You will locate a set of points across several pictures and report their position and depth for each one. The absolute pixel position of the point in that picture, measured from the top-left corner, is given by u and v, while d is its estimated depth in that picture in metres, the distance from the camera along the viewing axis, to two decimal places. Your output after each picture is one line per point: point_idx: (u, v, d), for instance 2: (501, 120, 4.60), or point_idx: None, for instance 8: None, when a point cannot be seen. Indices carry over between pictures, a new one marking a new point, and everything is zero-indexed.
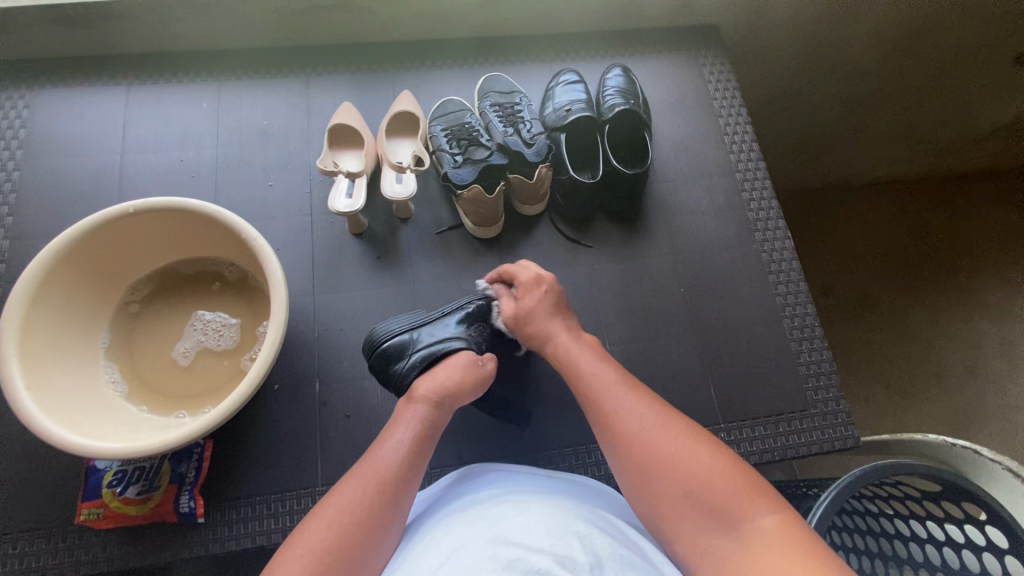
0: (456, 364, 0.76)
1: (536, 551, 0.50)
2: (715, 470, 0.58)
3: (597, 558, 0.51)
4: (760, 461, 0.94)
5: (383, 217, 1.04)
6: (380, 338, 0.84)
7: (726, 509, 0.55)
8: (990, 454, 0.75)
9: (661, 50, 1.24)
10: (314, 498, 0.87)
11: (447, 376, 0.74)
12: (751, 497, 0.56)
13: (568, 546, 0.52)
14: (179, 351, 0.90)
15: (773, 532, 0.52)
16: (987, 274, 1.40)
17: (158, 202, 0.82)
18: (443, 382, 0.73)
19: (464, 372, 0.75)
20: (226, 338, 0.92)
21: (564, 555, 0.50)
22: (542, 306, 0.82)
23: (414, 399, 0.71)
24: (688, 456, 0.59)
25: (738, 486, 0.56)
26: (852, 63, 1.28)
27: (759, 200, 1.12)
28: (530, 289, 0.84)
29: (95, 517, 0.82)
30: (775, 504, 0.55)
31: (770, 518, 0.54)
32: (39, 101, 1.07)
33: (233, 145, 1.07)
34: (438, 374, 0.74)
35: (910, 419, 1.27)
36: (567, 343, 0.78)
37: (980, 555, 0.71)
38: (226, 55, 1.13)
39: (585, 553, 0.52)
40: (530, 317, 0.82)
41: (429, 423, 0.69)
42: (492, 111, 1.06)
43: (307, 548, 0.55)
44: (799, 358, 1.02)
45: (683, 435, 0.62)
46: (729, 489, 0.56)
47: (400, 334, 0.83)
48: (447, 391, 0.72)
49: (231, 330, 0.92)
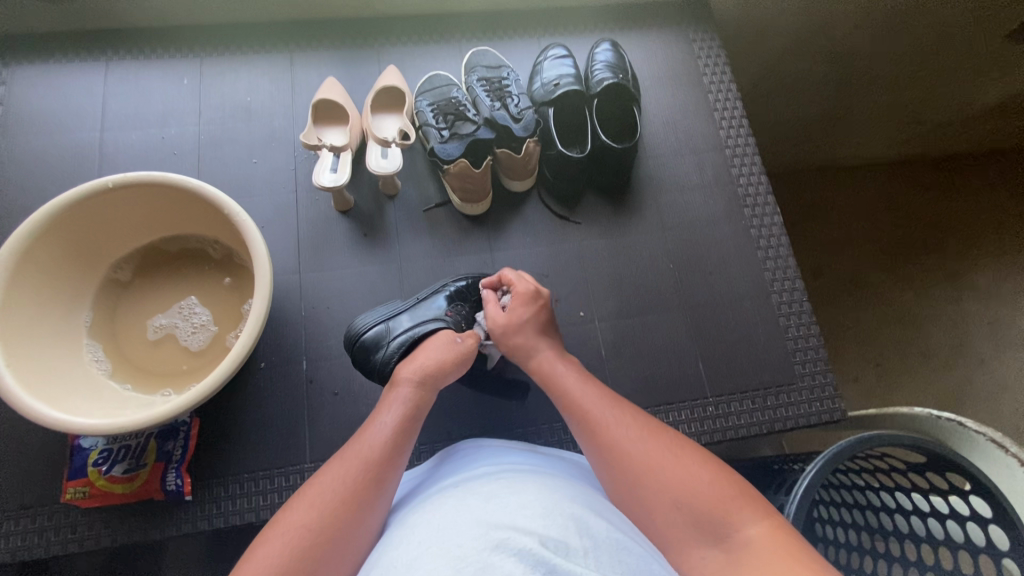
0: (436, 345, 0.76)
1: (525, 531, 0.50)
2: (703, 483, 0.57)
3: (590, 540, 0.51)
4: (748, 434, 0.95)
5: (370, 194, 1.03)
6: (357, 330, 0.83)
7: (712, 517, 0.55)
8: (975, 426, 0.73)
9: (652, 26, 1.23)
10: (302, 474, 0.87)
11: (428, 357, 0.74)
12: (738, 503, 0.55)
13: (559, 528, 0.52)
14: (155, 325, 0.90)
15: (760, 540, 0.51)
16: (975, 254, 1.40)
17: (137, 176, 0.80)
18: (426, 364, 0.73)
19: (445, 352, 0.75)
20: (204, 328, 0.90)
21: (555, 538, 0.50)
22: (530, 324, 0.81)
23: (398, 382, 0.71)
24: (676, 469, 0.59)
25: (726, 494, 0.56)
26: (844, 39, 1.26)
27: (749, 176, 1.12)
28: (523, 302, 0.82)
29: (80, 496, 0.81)
30: (762, 511, 0.54)
31: (758, 525, 0.53)
32: (17, 77, 1.05)
33: (216, 122, 1.05)
34: (418, 356, 0.74)
35: (897, 397, 1.28)
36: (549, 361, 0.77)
37: (964, 526, 0.72)
38: (207, 29, 1.11)
39: (578, 536, 0.51)
40: (517, 330, 0.81)
41: (414, 404, 0.69)
42: (480, 85, 1.04)
43: (291, 527, 0.55)
44: (788, 333, 1.02)
45: (672, 451, 0.62)
46: (716, 496, 0.56)
47: (377, 324, 0.82)
48: (431, 372, 0.72)
49: (205, 319, 0.91)
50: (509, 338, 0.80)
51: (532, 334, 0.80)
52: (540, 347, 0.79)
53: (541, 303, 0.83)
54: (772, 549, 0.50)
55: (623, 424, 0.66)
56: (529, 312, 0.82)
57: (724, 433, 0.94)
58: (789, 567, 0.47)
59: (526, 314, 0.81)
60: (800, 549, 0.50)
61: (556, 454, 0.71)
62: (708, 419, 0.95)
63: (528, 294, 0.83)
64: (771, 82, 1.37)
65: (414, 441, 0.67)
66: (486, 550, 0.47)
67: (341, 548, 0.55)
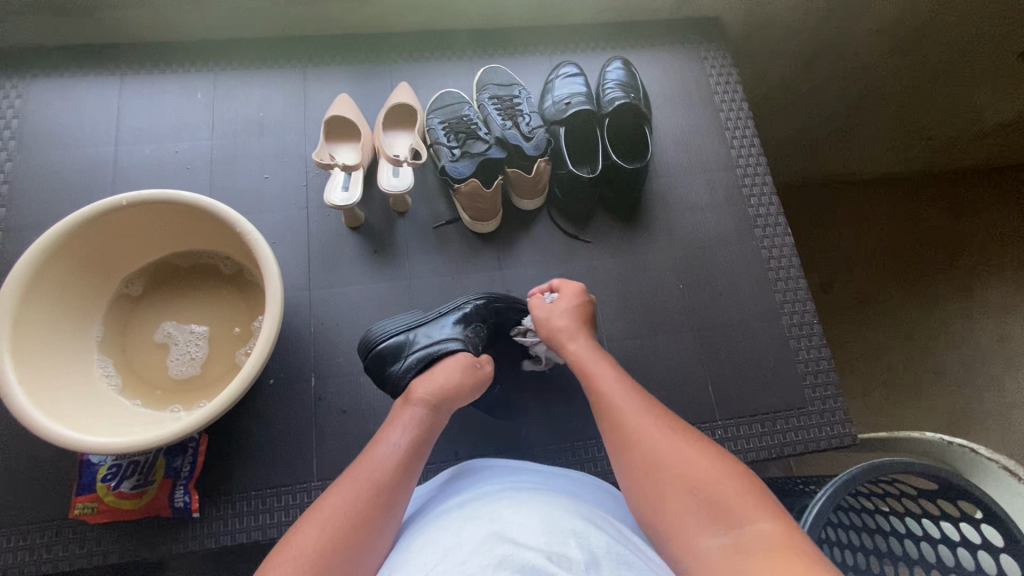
0: (451, 365, 0.76)
1: (530, 547, 0.50)
2: (720, 478, 0.57)
3: (591, 555, 0.51)
4: (757, 458, 0.94)
5: (380, 211, 1.03)
6: (375, 339, 0.83)
7: (727, 508, 0.54)
8: (988, 453, 0.73)
9: (661, 43, 1.23)
10: (309, 493, 0.87)
11: (442, 377, 0.74)
12: (751, 502, 0.54)
13: (562, 543, 0.51)
14: (163, 332, 0.90)
15: (773, 535, 0.51)
16: (987, 272, 1.39)
17: (152, 194, 0.81)
18: (439, 385, 0.73)
19: (461, 374, 0.75)
20: (193, 363, 0.89)
21: (558, 552, 0.50)
22: (579, 314, 0.84)
23: (411, 401, 0.71)
24: (695, 461, 0.59)
25: (741, 492, 0.56)
26: (857, 56, 1.25)
27: (759, 196, 1.11)
28: (571, 295, 0.86)
29: (89, 511, 0.82)
30: (776, 512, 0.54)
31: (770, 523, 0.52)
32: (33, 90, 1.06)
33: (228, 137, 1.06)
34: (435, 376, 0.74)
35: (907, 417, 1.27)
36: (581, 347, 0.78)
37: (976, 553, 0.71)
38: (220, 45, 1.11)
39: (580, 551, 0.51)
40: (564, 316, 0.83)
41: (427, 426, 0.69)
42: (491, 104, 1.05)
43: (302, 548, 0.54)
44: (797, 355, 1.01)
45: (693, 445, 0.62)
46: (732, 491, 0.56)
47: (397, 334, 0.82)
48: (444, 393, 0.72)
49: (199, 354, 0.89)
50: (548, 322, 0.83)
51: (574, 322, 0.82)
52: (579, 334, 0.80)
53: (583, 300, 0.86)
54: (778, 546, 0.49)
55: (644, 413, 0.66)
56: (574, 303, 0.85)
57: (732, 457, 0.94)
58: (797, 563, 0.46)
59: (567, 306, 0.84)
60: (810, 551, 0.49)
61: (564, 473, 0.71)
62: (716, 442, 0.95)
63: (576, 290, 0.87)
64: (782, 98, 1.36)
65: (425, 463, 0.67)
66: (491, 565, 0.47)
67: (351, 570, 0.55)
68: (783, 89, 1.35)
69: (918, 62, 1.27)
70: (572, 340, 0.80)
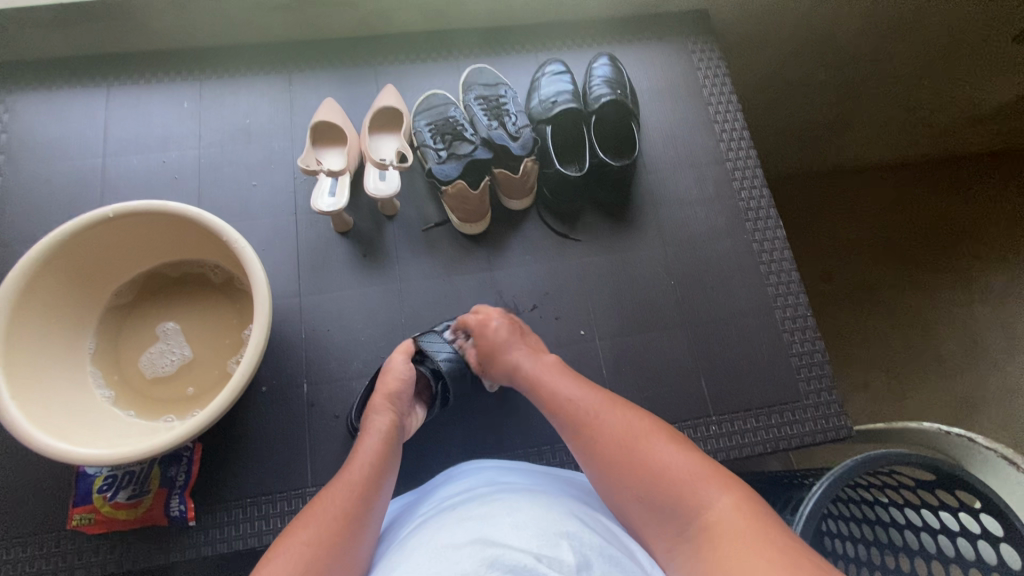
0: (389, 369, 0.82)
1: (520, 549, 0.49)
2: (671, 462, 0.57)
3: (584, 557, 0.50)
4: (753, 452, 0.94)
5: (368, 215, 1.03)
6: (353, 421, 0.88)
7: (682, 498, 0.54)
8: (984, 441, 0.71)
9: (649, 38, 1.22)
10: (304, 499, 0.87)
11: (389, 382, 0.80)
12: (705, 484, 0.54)
13: (553, 545, 0.50)
14: (160, 332, 0.92)
15: (730, 521, 0.51)
16: (985, 256, 1.37)
17: (139, 206, 0.80)
18: (388, 391, 0.79)
19: (404, 373, 0.82)
20: (179, 371, 0.89)
21: (549, 556, 0.49)
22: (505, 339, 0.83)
23: (374, 413, 0.76)
24: (642, 448, 0.60)
25: (692, 472, 0.56)
26: (850, 42, 1.24)
27: (750, 189, 1.11)
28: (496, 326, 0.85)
29: (86, 522, 0.82)
30: (729, 488, 0.54)
31: (727, 504, 0.52)
32: (21, 104, 1.06)
33: (216, 145, 1.06)
34: (386, 384, 0.80)
35: (908, 405, 1.25)
36: (535, 367, 0.77)
37: (975, 543, 0.69)
38: (208, 53, 1.12)
39: (572, 553, 0.50)
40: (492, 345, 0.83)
41: (390, 431, 0.73)
42: (477, 104, 1.05)
43: (294, 543, 0.54)
44: (791, 349, 1.01)
45: (636, 429, 0.62)
46: (685, 478, 0.55)
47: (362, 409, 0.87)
48: (394, 395, 0.79)
49: (174, 365, 0.90)
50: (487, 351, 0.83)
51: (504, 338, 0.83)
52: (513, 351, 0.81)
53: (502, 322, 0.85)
54: (740, 531, 0.49)
55: (595, 408, 0.66)
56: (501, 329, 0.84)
57: (727, 454, 0.93)
58: (761, 554, 0.47)
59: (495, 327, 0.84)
60: (771, 530, 0.49)
61: (558, 478, 0.71)
62: (709, 438, 0.94)
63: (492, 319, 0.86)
64: (775, 87, 1.35)
65: (396, 473, 0.69)
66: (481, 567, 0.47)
67: (343, 562, 0.54)
68: (776, 78, 1.33)
69: (911, 47, 1.26)
70: (521, 363, 0.78)
